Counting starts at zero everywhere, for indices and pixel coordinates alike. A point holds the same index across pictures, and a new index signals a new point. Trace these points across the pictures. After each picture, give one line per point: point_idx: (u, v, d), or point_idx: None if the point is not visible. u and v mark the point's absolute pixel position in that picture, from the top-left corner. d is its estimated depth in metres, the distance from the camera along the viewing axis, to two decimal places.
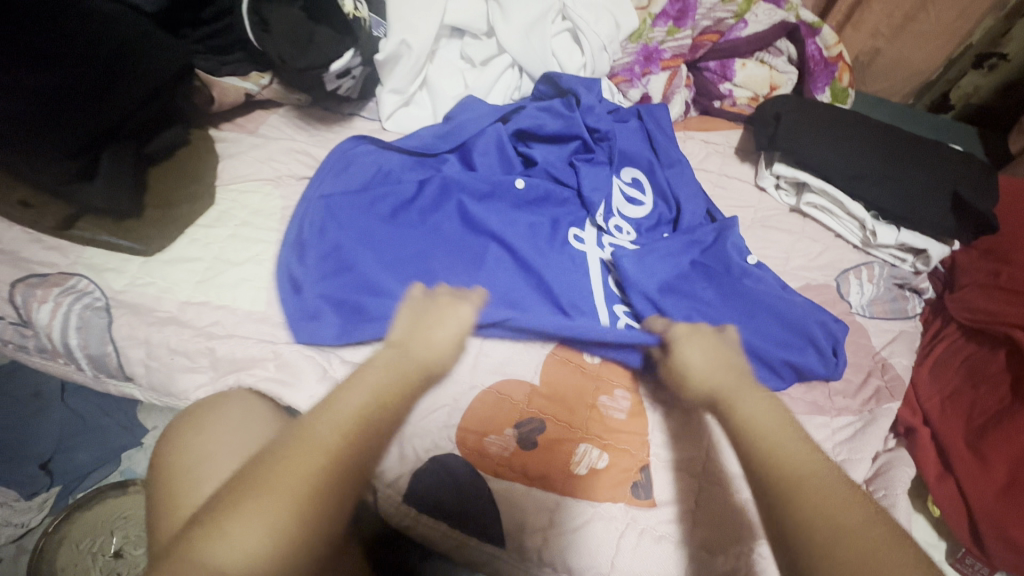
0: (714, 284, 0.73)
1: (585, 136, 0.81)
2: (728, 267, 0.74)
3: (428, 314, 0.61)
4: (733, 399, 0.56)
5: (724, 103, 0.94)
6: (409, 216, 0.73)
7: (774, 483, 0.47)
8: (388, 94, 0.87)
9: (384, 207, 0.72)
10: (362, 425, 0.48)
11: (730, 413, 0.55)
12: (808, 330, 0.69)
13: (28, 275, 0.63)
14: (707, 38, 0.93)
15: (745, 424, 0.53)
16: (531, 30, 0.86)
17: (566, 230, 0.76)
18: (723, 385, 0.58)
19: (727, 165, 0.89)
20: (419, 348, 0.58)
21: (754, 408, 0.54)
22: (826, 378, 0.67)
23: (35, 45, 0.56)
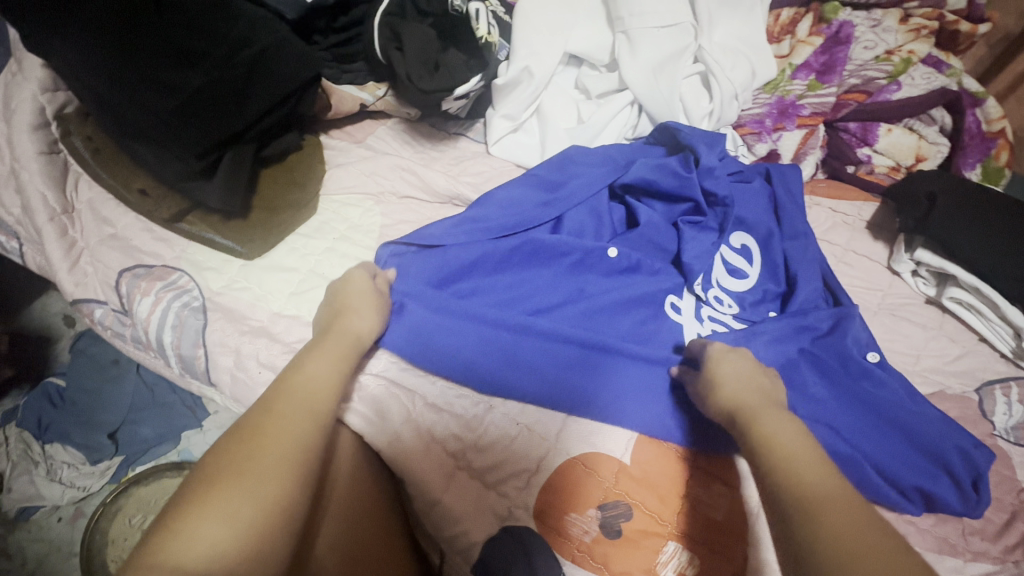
0: (826, 379, 0.65)
1: (698, 199, 0.72)
2: (845, 367, 0.66)
3: (349, 295, 0.60)
4: (760, 419, 0.51)
5: (859, 169, 0.85)
6: (491, 282, 0.68)
7: (793, 508, 0.43)
8: (499, 119, 0.83)
9: (464, 269, 0.67)
10: (312, 409, 0.48)
11: (755, 432, 0.50)
12: (940, 454, 0.60)
13: (135, 265, 0.64)
14: (852, 97, 0.83)
15: (766, 445, 0.49)
16: (659, 69, 0.81)
17: (664, 298, 0.71)
18: (748, 402, 0.53)
19: (855, 241, 0.81)
20: (351, 332, 0.57)
21: (780, 429, 0.50)
22: (961, 515, 0.58)
23: (187, 46, 0.57)
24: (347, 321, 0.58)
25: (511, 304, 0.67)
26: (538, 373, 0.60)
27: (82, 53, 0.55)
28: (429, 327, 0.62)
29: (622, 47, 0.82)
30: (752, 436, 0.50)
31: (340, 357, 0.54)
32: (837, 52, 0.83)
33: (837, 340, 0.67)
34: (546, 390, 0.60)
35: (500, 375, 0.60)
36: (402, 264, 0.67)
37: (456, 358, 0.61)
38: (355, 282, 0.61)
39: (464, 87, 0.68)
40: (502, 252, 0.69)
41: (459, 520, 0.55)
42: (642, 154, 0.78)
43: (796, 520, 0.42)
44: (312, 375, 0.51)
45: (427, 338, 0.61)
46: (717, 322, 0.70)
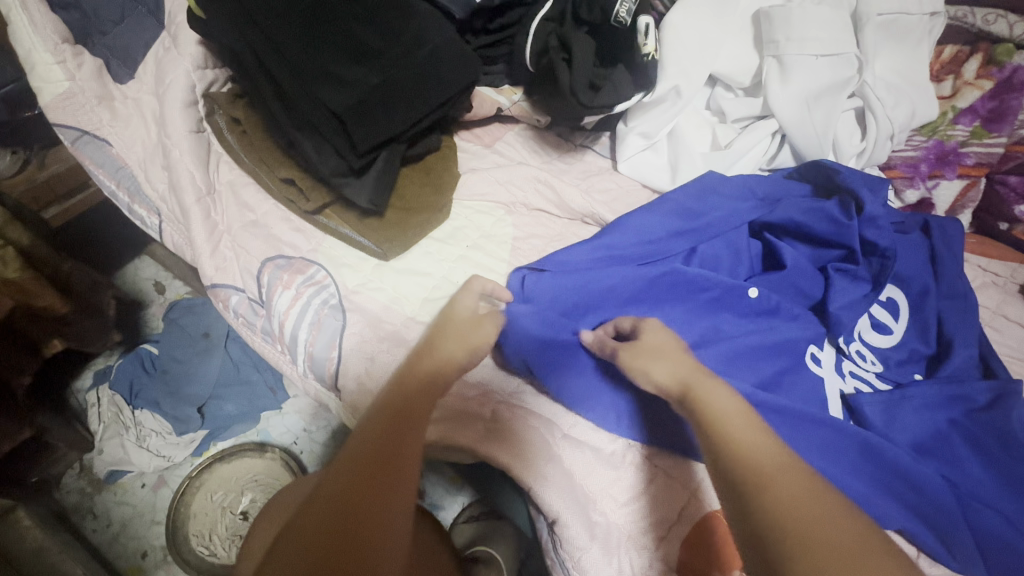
0: (988, 458, 0.60)
1: (856, 248, 0.67)
2: (1009, 452, 0.60)
3: (444, 329, 0.56)
4: (702, 392, 0.48)
5: (1014, 228, 0.79)
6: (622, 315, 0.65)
7: (744, 478, 0.42)
8: (634, 136, 0.79)
9: (593, 298, 0.64)
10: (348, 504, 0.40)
11: (700, 405, 0.48)
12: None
13: (276, 255, 0.63)
14: (1021, 149, 0.77)
15: (709, 418, 0.47)
16: (813, 99, 0.76)
17: (805, 348, 0.67)
18: (686, 375, 0.51)
19: (1007, 304, 0.75)
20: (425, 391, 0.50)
21: (724, 403, 0.47)
22: None
23: (366, 43, 0.59)
24: (417, 381, 0.50)
25: None
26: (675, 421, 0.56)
27: (275, 39, 0.58)
28: (554, 349, 0.58)
29: (772, 73, 0.78)
30: (691, 411, 0.48)
31: (392, 433, 0.45)
32: (1010, 98, 0.77)
33: (1003, 421, 0.61)
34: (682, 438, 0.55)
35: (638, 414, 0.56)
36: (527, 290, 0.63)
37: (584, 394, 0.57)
38: (458, 312, 0.57)
39: (625, 104, 0.68)
40: (641, 282, 0.66)
41: (601, 568, 0.52)
42: (790, 189, 0.73)
43: (742, 488, 0.42)
44: (356, 460, 0.43)
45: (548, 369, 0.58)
46: (859, 379, 0.66)
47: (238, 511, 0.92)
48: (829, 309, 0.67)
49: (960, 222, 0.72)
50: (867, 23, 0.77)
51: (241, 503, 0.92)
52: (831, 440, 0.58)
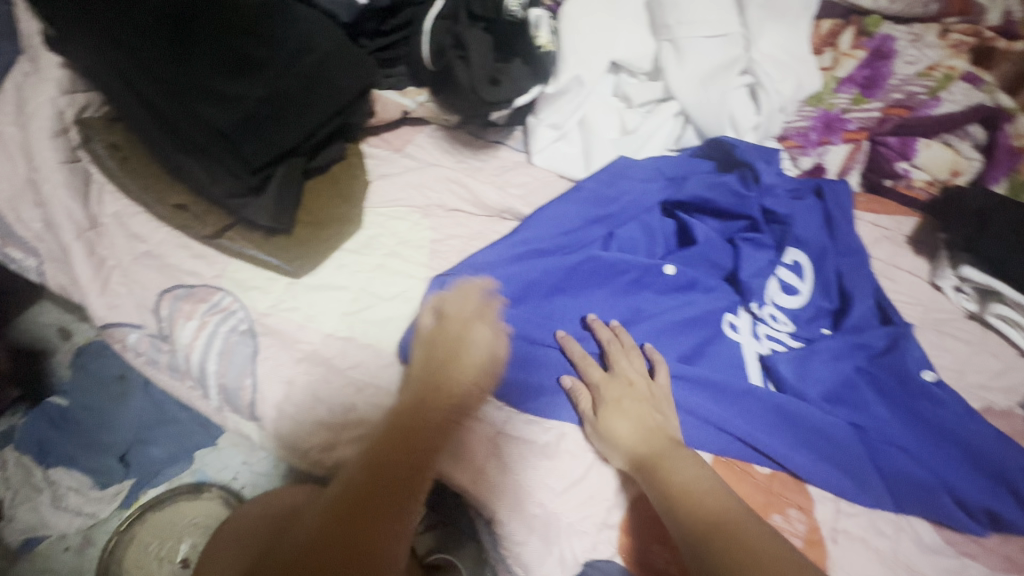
0: (890, 397, 0.65)
1: (756, 217, 0.71)
2: (909, 395, 0.65)
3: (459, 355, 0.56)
4: (669, 465, 0.50)
5: (897, 183, 0.85)
6: (544, 306, 0.65)
7: (712, 549, 0.43)
8: (544, 128, 0.80)
9: (518, 290, 0.65)
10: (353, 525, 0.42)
11: (666, 481, 0.49)
12: (1006, 477, 0.60)
13: (176, 285, 0.59)
14: (896, 112, 0.83)
15: (672, 498, 0.48)
16: (708, 80, 0.80)
17: (721, 317, 0.70)
18: (629, 438, 0.53)
19: (897, 256, 0.81)
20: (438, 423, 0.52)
21: (684, 477, 0.49)
22: None
23: (249, 54, 0.57)
24: (431, 409, 0.52)
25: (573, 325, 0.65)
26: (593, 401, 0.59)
27: (144, 52, 0.54)
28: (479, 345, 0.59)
29: (668, 56, 0.81)
30: (660, 486, 0.49)
31: (408, 462, 0.47)
32: (880, 66, 0.84)
33: (901, 365, 0.66)
34: None
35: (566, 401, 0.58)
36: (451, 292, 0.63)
37: (517, 386, 0.59)
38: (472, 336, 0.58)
39: (524, 97, 0.69)
40: (561, 271, 0.67)
41: (542, 558, 0.52)
42: (694, 168, 0.75)
43: (712, 567, 0.42)
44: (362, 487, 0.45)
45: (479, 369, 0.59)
46: (774, 340, 0.70)
47: (177, 559, 0.84)
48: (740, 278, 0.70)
49: (848, 184, 0.77)
50: (750, 4, 0.81)
51: (178, 551, 0.85)
52: (753, 403, 0.61)
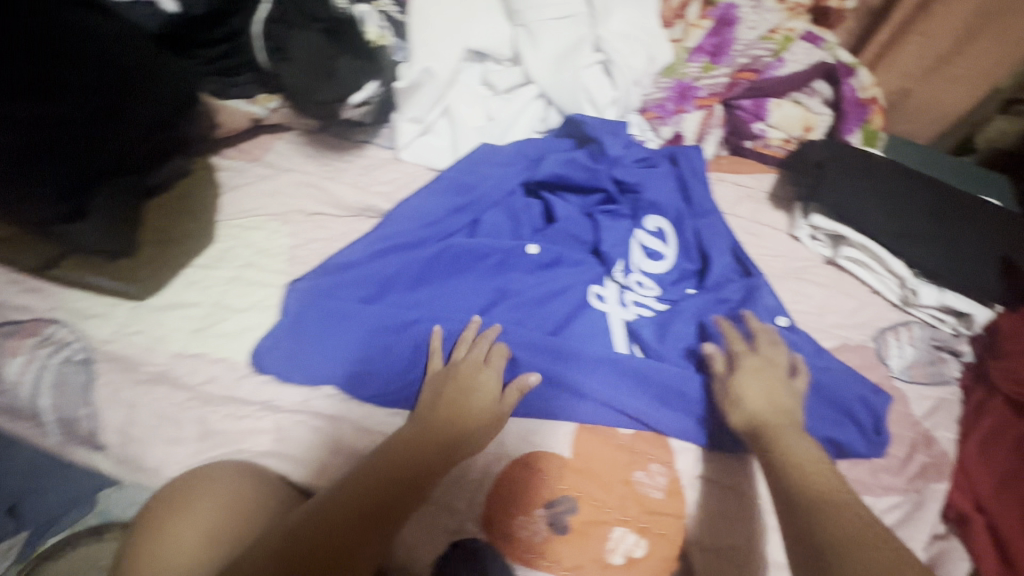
0: (748, 347, 0.69)
1: (609, 189, 0.74)
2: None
3: (457, 385, 0.57)
4: (780, 439, 0.55)
5: (755, 144, 0.90)
6: (407, 299, 0.66)
7: (810, 503, 0.47)
8: (405, 123, 0.81)
9: (377, 285, 0.65)
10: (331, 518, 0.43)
11: (776, 449, 0.54)
12: (849, 408, 0.64)
13: (4, 322, 0.57)
14: (743, 76, 0.88)
15: (787, 460, 0.52)
16: (562, 60, 0.81)
17: (587, 289, 0.72)
18: (761, 416, 0.58)
19: (760, 213, 0.86)
20: (446, 424, 0.54)
21: (797, 450, 0.53)
22: (867, 456, 0.63)
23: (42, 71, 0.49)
24: (433, 447, 0.52)
25: (435, 313, 0.65)
26: None
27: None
28: (331, 341, 0.60)
29: (524, 41, 0.82)
30: (772, 454, 0.54)
31: (403, 473, 0.49)
32: (725, 33, 0.87)
33: (755, 316, 0.70)
34: None
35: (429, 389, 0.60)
36: (307, 293, 0.63)
37: (373, 380, 0.59)
38: (483, 380, 0.59)
39: (359, 93, 0.68)
40: (421, 262, 0.68)
41: (404, 541, 0.54)
42: (551, 147, 0.76)
43: (802, 512, 0.47)
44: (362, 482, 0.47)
45: (333, 370, 0.59)
46: (642, 306, 0.72)
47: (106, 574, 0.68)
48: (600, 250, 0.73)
49: (701, 149, 0.81)
50: None
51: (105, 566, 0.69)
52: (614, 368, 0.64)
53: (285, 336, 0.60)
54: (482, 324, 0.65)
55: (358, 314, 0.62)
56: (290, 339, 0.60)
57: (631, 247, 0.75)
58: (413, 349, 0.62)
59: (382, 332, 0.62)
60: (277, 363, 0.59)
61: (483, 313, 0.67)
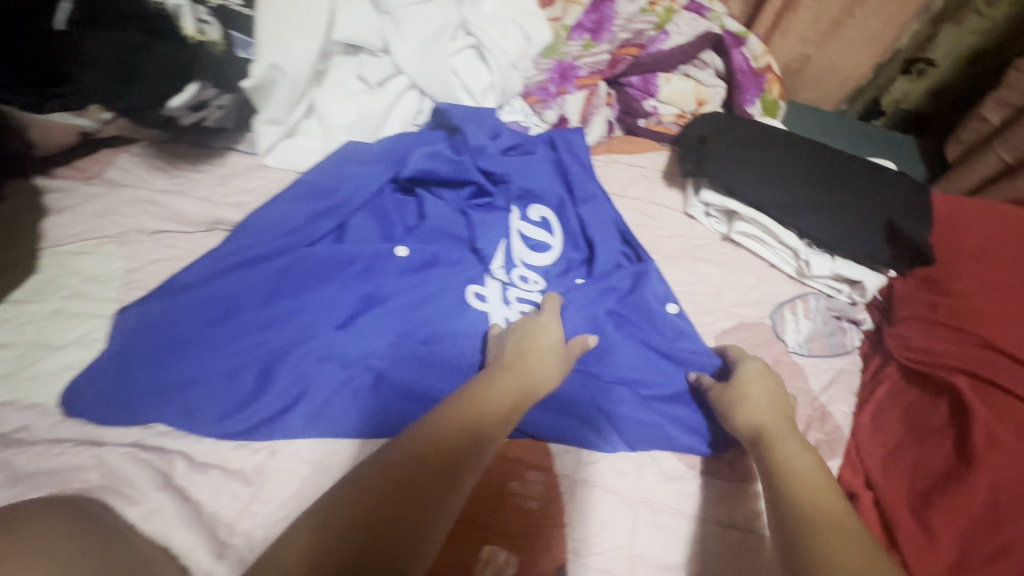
0: (635, 334, 0.66)
1: (479, 180, 0.70)
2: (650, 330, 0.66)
3: (535, 342, 0.58)
4: (775, 448, 0.52)
5: (649, 122, 0.88)
6: (255, 318, 0.59)
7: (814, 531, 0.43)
8: (264, 125, 0.74)
9: (220, 305, 0.59)
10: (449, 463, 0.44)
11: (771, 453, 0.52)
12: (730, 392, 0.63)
13: None
14: (627, 52, 0.85)
15: (782, 468, 0.50)
16: (427, 46, 0.76)
17: (465, 289, 0.67)
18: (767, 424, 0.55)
19: (654, 192, 0.82)
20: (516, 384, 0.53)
21: (796, 458, 0.50)
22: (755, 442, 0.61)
23: None
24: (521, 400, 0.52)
25: (289, 330, 0.59)
26: (298, 409, 0.55)
27: None
28: (161, 373, 0.54)
29: (389, 30, 0.77)
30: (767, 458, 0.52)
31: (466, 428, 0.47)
32: (605, 8, 0.81)
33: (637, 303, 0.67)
34: (317, 425, 0.55)
35: (279, 415, 0.55)
36: (134, 320, 0.56)
37: (212, 413, 0.54)
38: (544, 333, 0.59)
39: (178, 96, 0.62)
40: (272, 276, 0.62)
41: None
42: (415, 141, 0.72)
43: (798, 545, 0.43)
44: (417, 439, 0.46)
45: (166, 408, 0.53)
46: (524, 302, 0.67)
47: None
48: (476, 246, 0.69)
49: (584, 131, 0.77)
50: None
51: None
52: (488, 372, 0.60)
53: (106, 372, 0.53)
54: (342, 337, 0.60)
55: (196, 341, 0.56)
56: (111, 373, 0.53)
57: (512, 239, 0.70)
58: (262, 373, 0.56)
59: (224, 358, 0.56)
60: (98, 402, 0.52)
61: (346, 325, 0.62)
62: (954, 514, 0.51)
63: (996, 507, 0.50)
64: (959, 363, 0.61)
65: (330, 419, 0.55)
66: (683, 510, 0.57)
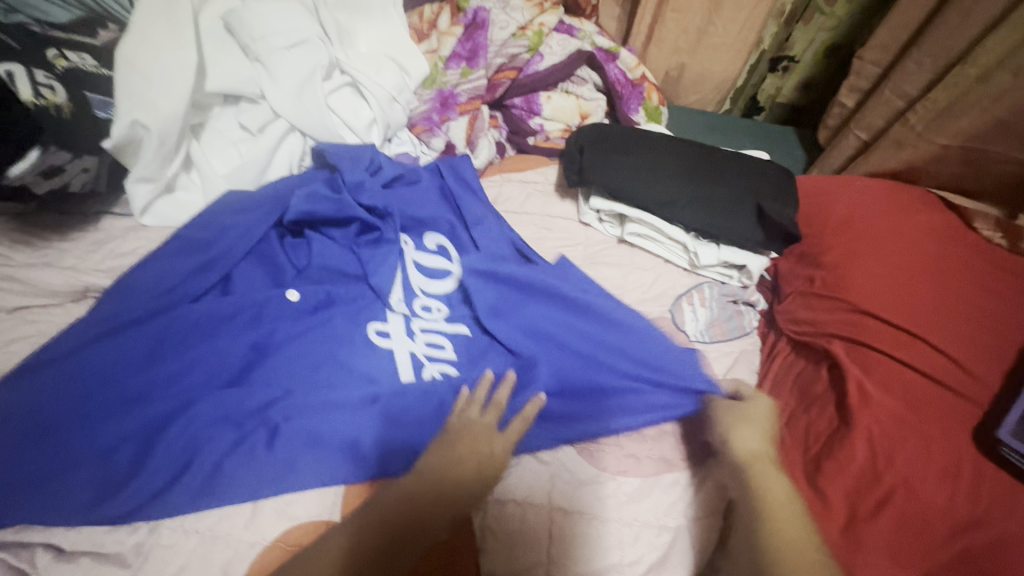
0: (538, 308, 0.66)
1: (362, 217, 0.69)
2: (546, 318, 0.65)
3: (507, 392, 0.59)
4: (766, 477, 0.52)
5: (537, 139, 0.92)
6: (129, 389, 0.55)
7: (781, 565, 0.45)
8: (136, 184, 0.71)
9: (90, 381, 0.55)
10: (421, 523, 0.47)
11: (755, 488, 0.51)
12: (637, 355, 0.64)
13: None
14: (504, 75, 0.88)
15: (768, 502, 0.49)
16: (302, 88, 0.76)
17: (367, 328, 0.64)
18: (762, 457, 0.54)
19: (549, 205, 0.84)
20: (454, 469, 0.51)
21: (784, 491, 0.50)
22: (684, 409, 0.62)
23: None
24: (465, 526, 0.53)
25: (169, 398, 0.55)
26: (185, 479, 0.52)
27: None
28: (21, 465, 0.50)
29: (262, 77, 0.76)
30: (751, 493, 0.51)
31: (422, 505, 0.48)
32: (477, 36, 0.85)
33: (534, 302, 0.66)
34: (204, 496, 0.51)
35: (163, 489, 0.51)
36: None
37: (83, 497, 0.50)
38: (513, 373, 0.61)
39: (20, 164, 0.59)
40: (147, 340, 0.58)
41: None
42: (296, 186, 0.72)
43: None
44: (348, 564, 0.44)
45: (32, 503, 0.49)
46: (431, 333, 0.65)
47: None
48: (371, 280, 0.67)
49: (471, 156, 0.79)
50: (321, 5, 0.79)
51: None
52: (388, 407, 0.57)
53: None
54: (229, 396, 0.56)
55: (60, 425, 0.52)
56: None
57: (408, 272, 0.69)
58: (139, 446, 0.52)
59: (97, 437, 0.52)
60: None
61: (236, 382, 0.59)
62: (840, 473, 0.52)
63: (874, 458, 0.52)
64: (836, 331, 0.64)
65: (218, 487, 0.52)
66: (599, 515, 0.56)
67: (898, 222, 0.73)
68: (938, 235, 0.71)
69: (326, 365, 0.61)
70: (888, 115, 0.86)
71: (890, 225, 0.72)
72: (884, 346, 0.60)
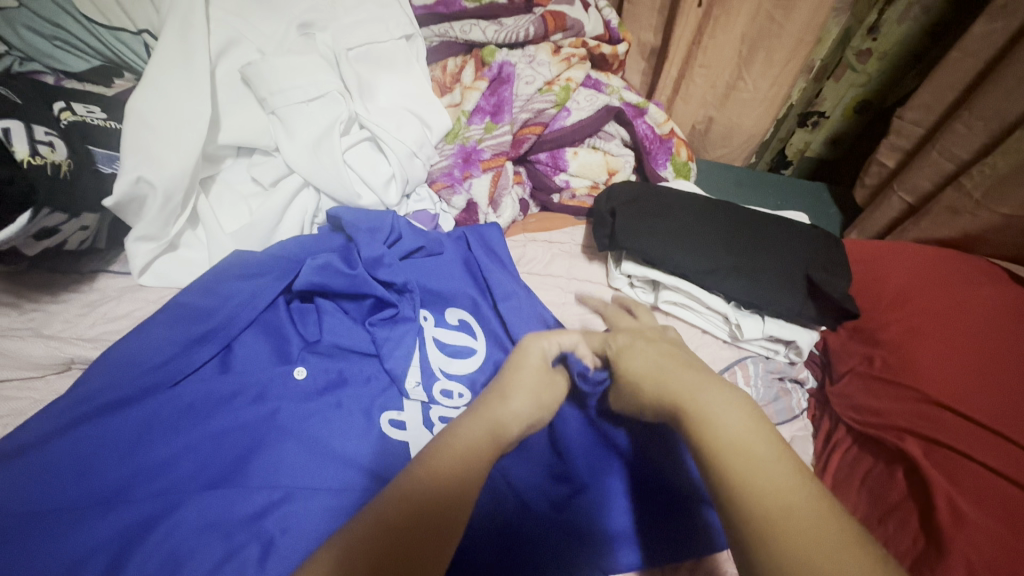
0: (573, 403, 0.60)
1: (377, 294, 0.63)
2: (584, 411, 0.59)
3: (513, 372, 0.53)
4: (697, 408, 0.42)
5: (563, 197, 0.88)
6: (109, 483, 0.48)
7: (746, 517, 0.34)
8: (137, 243, 0.66)
9: (63, 474, 0.48)
10: (474, 464, 0.42)
11: (699, 427, 0.41)
12: None
13: None
14: (529, 131, 0.83)
15: (707, 436, 0.40)
16: (319, 142, 0.72)
17: (381, 416, 0.58)
18: (680, 390, 0.45)
19: (576, 268, 0.79)
20: (472, 441, 0.44)
21: (723, 417, 0.41)
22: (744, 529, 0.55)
23: None
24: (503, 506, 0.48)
25: (153, 496, 0.49)
26: None
27: None
28: None
29: (277, 130, 0.72)
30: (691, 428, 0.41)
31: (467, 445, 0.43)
32: (502, 91, 0.83)
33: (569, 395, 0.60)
34: None
35: None
36: None
37: None
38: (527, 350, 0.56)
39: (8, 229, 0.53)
40: (135, 424, 0.52)
41: None
42: (308, 254, 0.66)
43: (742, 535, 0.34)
44: (385, 533, 0.36)
45: None
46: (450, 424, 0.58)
47: None
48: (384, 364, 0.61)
49: (501, 226, 0.74)
50: (344, 60, 0.77)
51: None
52: None
53: None
54: (220, 497, 0.49)
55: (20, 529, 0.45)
56: None
57: (426, 354, 0.63)
58: (110, 557, 0.45)
59: (65, 546, 0.45)
60: None
61: (229, 475, 0.52)
62: None
63: None
64: (906, 425, 0.57)
65: None
66: None
67: (964, 298, 0.66)
68: (1011, 314, 0.63)
69: (334, 457, 0.54)
70: (936, 179, 0.81)
71: (955, 301, 0.66)
72: (966, 448, 0.53)
